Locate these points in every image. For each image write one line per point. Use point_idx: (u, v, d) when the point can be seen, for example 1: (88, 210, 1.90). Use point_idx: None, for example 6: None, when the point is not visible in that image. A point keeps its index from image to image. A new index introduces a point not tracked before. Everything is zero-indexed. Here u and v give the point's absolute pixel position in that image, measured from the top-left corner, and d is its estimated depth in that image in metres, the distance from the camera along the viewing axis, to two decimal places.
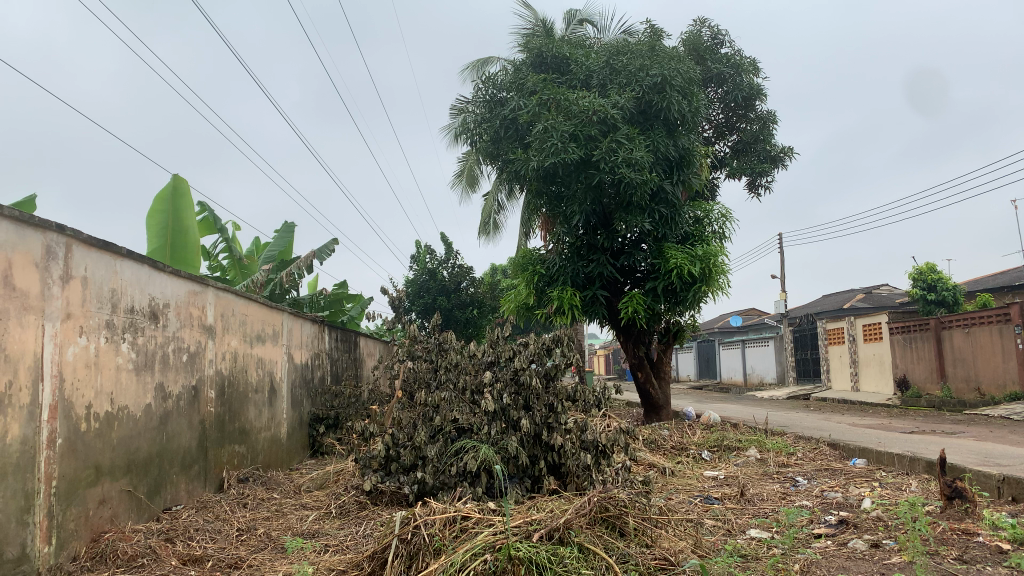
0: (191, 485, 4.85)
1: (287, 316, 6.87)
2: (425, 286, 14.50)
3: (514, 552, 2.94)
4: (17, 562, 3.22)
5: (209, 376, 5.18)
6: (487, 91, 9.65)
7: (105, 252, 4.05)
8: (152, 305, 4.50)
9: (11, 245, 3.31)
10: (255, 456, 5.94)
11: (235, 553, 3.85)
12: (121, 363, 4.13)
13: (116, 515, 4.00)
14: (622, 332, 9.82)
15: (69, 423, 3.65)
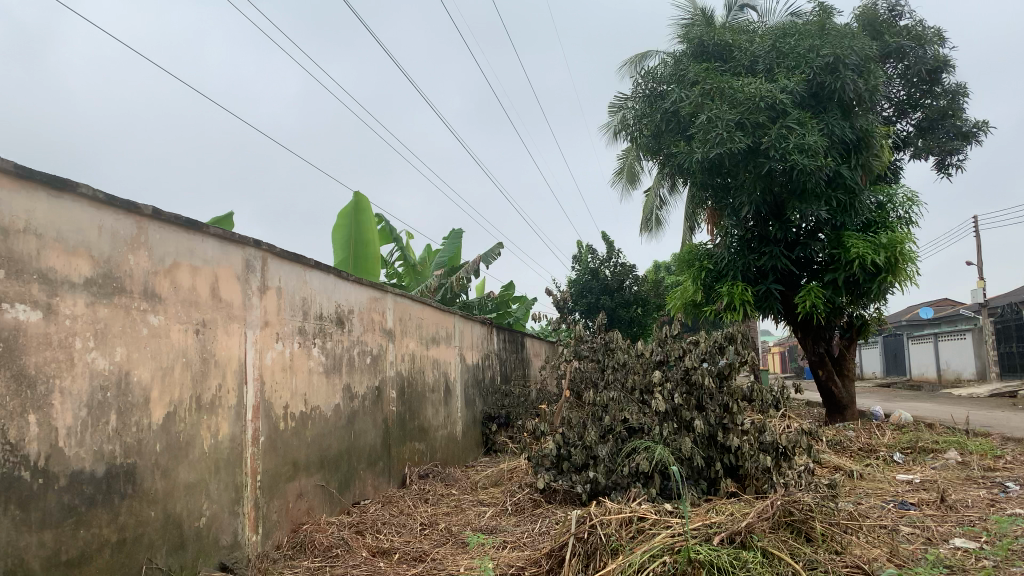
0: (377, 480, 5.12)
1: (458, 318, 7.11)
2: (587, 285, 14.52)
3: (693, 555, 2.87)
4: (231, 549, 3.57)
5: (390, 377, 5.46)
6: (647, 86, 9.52)
7: (295, 264, 4.36)
8: (337, 312, 4.81)
9: (216, 260, 3.66)
10: (434, 453, 6.20)
11: (420, 546, 4.03)
12: (312, 365, 4.43)
13: (312, 507, 4.30)
14: (800, 327, 9.36)
15: (270, 421, 3.97)
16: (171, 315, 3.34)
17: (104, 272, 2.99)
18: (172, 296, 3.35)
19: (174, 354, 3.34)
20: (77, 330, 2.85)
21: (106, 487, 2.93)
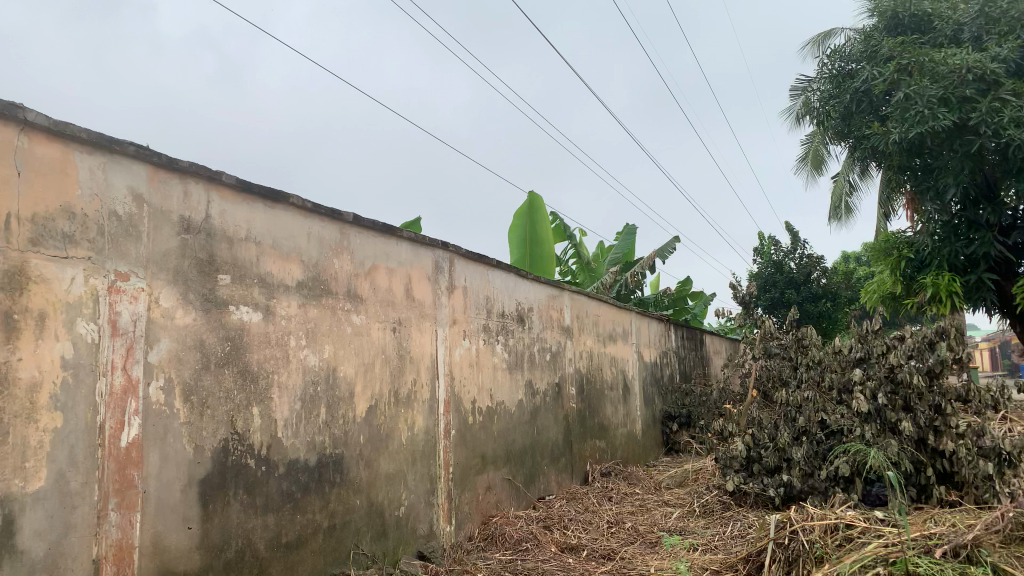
0: (560, 477, 5.17)
1: (635, 315, 7.04)
2: (771, 279, 13.95)
3: (912, 567, 2.68)
4: (427, 538, 3.76)
5: (570, 373, 5.49)
6: (835, 65, 8.92)
7: (479, 263, 4.48)
8: (519, 309, 4.90)
9: (408, 262, 3.88)
10: (615, 451, 6.17)
11: (607, 544, 4.01)
12: (497, 361, 4.55)
13: (500, 501, 4.41)
14: (1019, 318, 8.53)
15: (460, 415, 4.12)
16: (371, 314, 3.60)
17: (313, 275, 3.32)
18: (371, 296, 3.62)
19: (374, 351, 3.59)
20: (291, 330, 3.18)
21: (318, 475, 3.22)
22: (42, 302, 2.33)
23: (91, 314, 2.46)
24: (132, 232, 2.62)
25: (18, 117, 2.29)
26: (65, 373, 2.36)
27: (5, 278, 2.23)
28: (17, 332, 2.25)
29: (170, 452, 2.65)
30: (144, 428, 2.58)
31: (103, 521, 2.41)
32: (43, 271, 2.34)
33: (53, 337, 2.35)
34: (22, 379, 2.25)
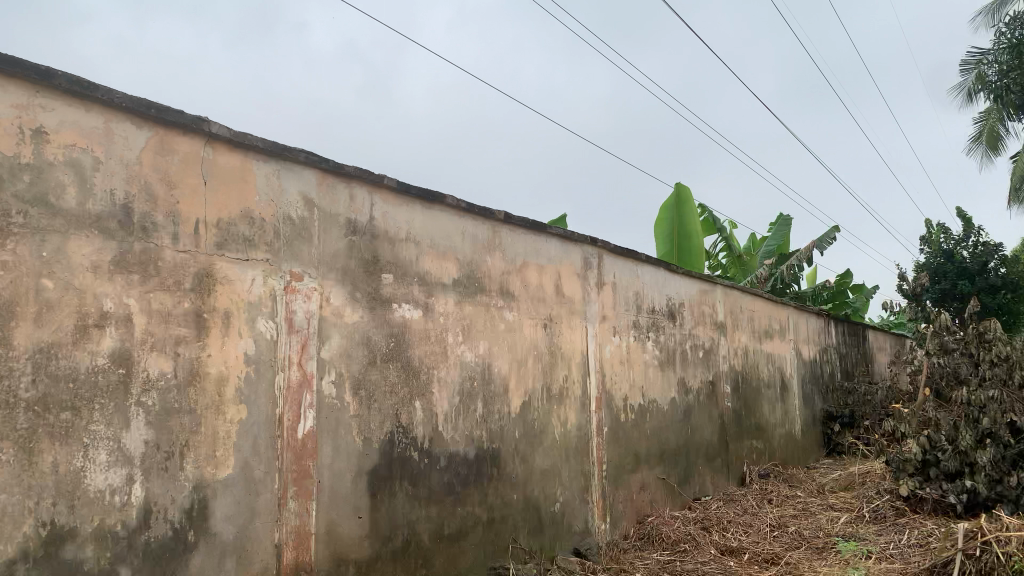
0: (716, 477, 5.02)
1: (792, 310, 6.72)
2: (940, 269, 12.97)
3: None
4: (583, 535, 3.75)
5: (724, 371, 5.32)
6: (1017, 32, 8.02)
7: (628, 259, 4.42)
8: (670, 305, 4.79)
9: (558, 259, 3.88)
10: (773, 452, 5.93)
11: (771, 548, 3.84)
12: (648, 358, 4.47)
13: (655, 500, 4.33)
14: None
15: (612, 413, 4.08)
16: (523, 310, 3.63)
17: (467, 273, 3.38)
18: (523, 293, 3.65)
19: (527, 348, 3.62)
20: (449, 326, 3.26)
21: (476, 469, 3.28)
22: (228, 302, 2.51)
23: (269, 313, 2.62)
24: (304, 234, 2.77)
25: (203, 130, 2.48)
26: (248, 368, 2.54)
27: (195, 281, 2.43)
28: (207, 330, 2.44)
29: (341, 444, 2.78)
30: (318, 420, 2.72)
31: (284, 508, 2.58)
32: (228, 273, 2.52)
33: (237, 334, 2.52)
34: (212, 373, 2.44)
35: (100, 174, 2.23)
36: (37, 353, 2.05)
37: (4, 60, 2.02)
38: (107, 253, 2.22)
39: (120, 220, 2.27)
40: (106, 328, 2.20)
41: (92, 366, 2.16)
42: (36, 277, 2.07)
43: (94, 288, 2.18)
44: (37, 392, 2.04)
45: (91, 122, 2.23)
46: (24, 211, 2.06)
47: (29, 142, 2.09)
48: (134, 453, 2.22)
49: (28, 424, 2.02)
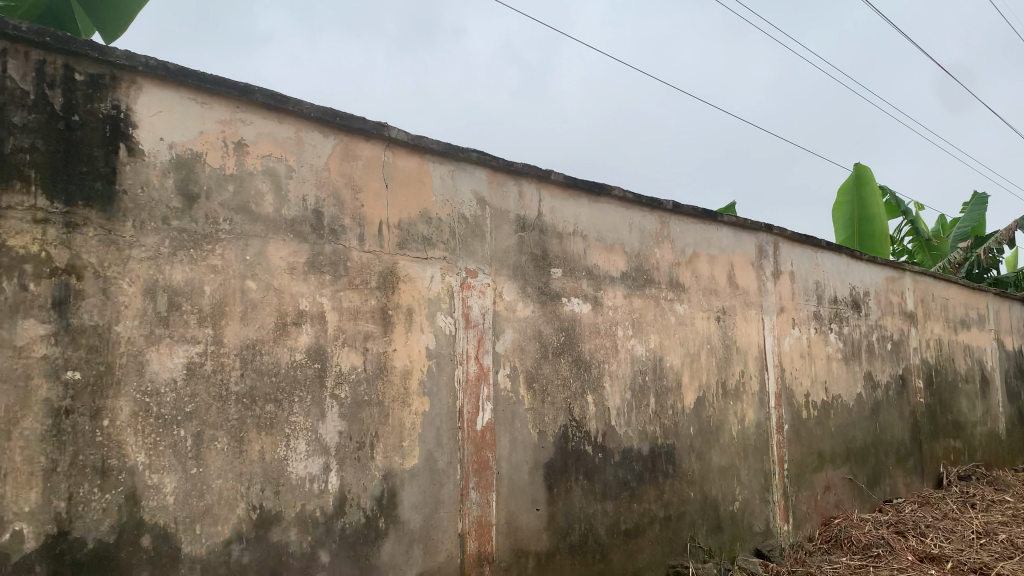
0: (909, 479, 4.67)
1: (993, 298, 6.13)
2: None
3: None
4: (764, 536, 3.61)
5: (916, 364, 4.93)
6: None
7: (807, 246, 4.19)
8: (853, 295, 4.49)
9: (730, 249, 3.74)
10: (973, 452, 5.44)
11: (978, 557, 3.51)
12: (831, 352, 4.22)
13: (841, 501, 4.09)
14: None
15: (793, 409, 3.89)
16: (696, 303, 3.53)
17: (637, 265, 3.33)
18: (695, 285, 3.55)
19: (701, 341, 3.52)
20: (620, 320, 3.22)
21: (652, 465, 3.22)
22: (409, 299, 2.60)
23: (448, 309, 2.69)
24: (477, 231, 2.83)
25: (383, 135, 2.58)
26: (429, 362, 2.62)
27: (380, 279, 2.54)
28: (391, 326, 2.54)
29: (518, 437, 2.81)
30: (496, 414, 2.77)
31: (466, 499, 2.64)
32: (409, 271, 2.61)
33: (418, 330, 2.61)
34: (397, 367, 2.53)
35: (293, 181, 2.38)
36: (244, 348, 2.21)
37: (210, 80, 2.19)
38: (301, 255, 2.36)
39: (312, 224, 2.40)
40: (303, 325, 2.34)
41: (291, 360, 2.30)
42: (242, 278, 2.23)
43: (291, 288, 2.33)
44: (246, 385, 2.20)
45: (285, 133, 2.37)
46: (230, 218, 2.23)
47: (233, 155, 2.26)
48: (330, 443, 2.35)
49: (239, 414, 2.18)
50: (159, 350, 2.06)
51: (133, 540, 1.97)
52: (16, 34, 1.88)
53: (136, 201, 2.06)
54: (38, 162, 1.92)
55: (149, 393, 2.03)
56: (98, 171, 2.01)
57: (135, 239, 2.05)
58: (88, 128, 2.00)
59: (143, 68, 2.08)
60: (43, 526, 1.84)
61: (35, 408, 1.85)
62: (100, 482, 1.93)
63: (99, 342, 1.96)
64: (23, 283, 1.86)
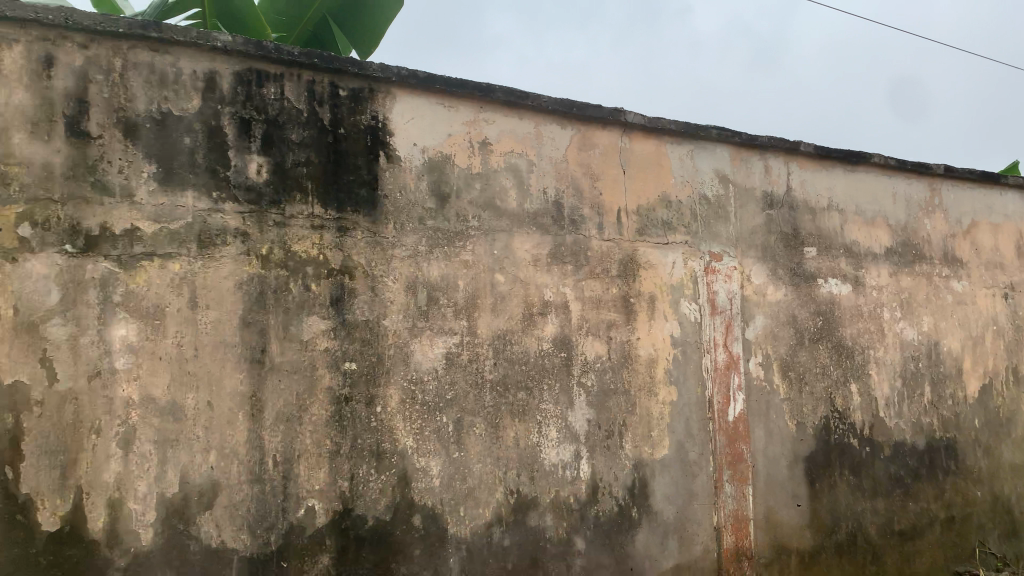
0: None
1: None
2: None
3: None
4: None
5: None
6: None
7: None
8: None
9: (1018, 214, 3.28)
10: None
11: None
12: None
13: None
14: None
15: None
16: (976, 279, 3.14)
17: (904, 239, 3.02)
18: (974, 259, 3.15)
19: (984, 322, 3.12)
20: (885, 301, 2.94)
21: (929, 460, 2.91)
22: (653, 286, 2.55)
23: (692, 295, 2.60)
24: (721, 213, 2.71)
25: (620, 121, 2.54)
26: (675, 350, 2.55)
27: (622, 267, 2.51)
28: (636, 313, 2.51)
29: (774, 428, 2.66)
30: (748, 403, 2.64)
31: (720, 491, 2.55)
32: (651, 258, 2.56)
33: (663, 317, 2.55)
34: (642, 356, 2.50)
35: (535, 174, 2.42)
36: (496, 339, 2.28)
37: (455, 84, 2.28)
38: (545, 246, 2.40)
39: (554, 215, 2.43)
40: (549, 315, 2.37)
41: (540, 350, 2.35)
42: (491, 272, 2.31)
43: (537, 279, 2.37)
44: (499, 373, 2.28)
45: (525, 128, 2.42)
46: (478, 215, 2.32)
47: (478, 153, 2.34)
48: (580, 431, 2.37)
49: (494, 402, 2.26)
50: (421, 342, 2.18)
51: (406, 519, 2.11)
52: (289, 59, 2.07)
53: (395, 204, 2.20)
54: (313, 173, 2.11)
55: (414, 382, 2.16)
56: (363, 178, 2.17)
57: (395, 239, 2.19)
58: (352, 139, 2.17)
59: (396, 78, 2.21)
60: (331, 503, 2.03)
61: (320, 397, 2.04)
62: (376, 464, 2.09)
63: (370, 336, 2.12)
64: (306, 283, 2.06)
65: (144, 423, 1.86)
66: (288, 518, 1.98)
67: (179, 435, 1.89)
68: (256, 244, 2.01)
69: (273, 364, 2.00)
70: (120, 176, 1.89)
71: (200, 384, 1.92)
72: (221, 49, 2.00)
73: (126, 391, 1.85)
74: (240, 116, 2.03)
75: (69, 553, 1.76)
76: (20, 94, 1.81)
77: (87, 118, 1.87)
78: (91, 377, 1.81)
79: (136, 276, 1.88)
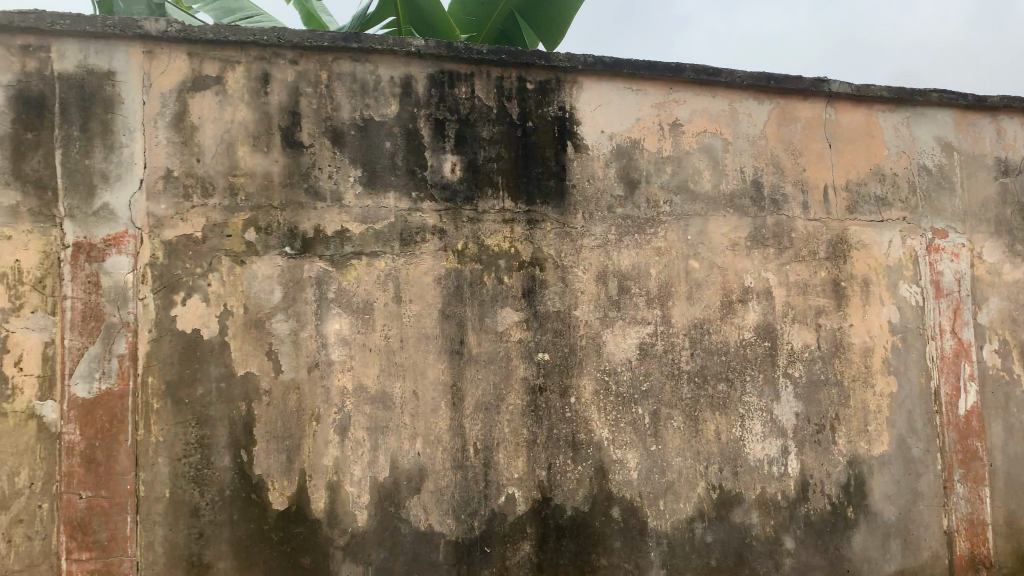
0: None
1: None
2: None
3: None
4: None
5: None
6: None
7: None
8: None
9: None
10: None
11: None
12: None
13: None
14: None
15: None
16: None
17: None
18: None
19: None
20: None
21: None
22: (867, 268, 2.35)
23: (913, 276, 2.37)
24: (945, 184, 2.45)
25: (824, 91, 2.36)
26: (894, 338, 2.34)
27: (830, 249, 2.33)
28: (847, 299, 2.32)
29: (1015, 424, 2.37)
30: (983, 396, 2.37)
31: (951, 492, 2.31)
32: (864, 237, 2.36)
33: (879, 302, 2.34)
34: (856, 345, 2.31)
35: (730, 154, 2.30)
36: (693, 328, 2.21)
37: (643, 67, 2.22)
38: (744, 229, 2.28)
39: (752, 196, 2.30)
40: (749, 302, 2.26)
41: (741, 339, 2.24)
42: (686, 259, 2.23)
43: (736, 265, 2.26)
44: (697, 364, 2.20)
45: (718, 106, 2.31)
46: (670, 200, 2.24)
47: (669, 136, 2.27)
48: (787, 425, 2.23)
49: (693, 394, 2.18)
50: (615, 333, 2.15)
51: (604, 511, 2.10)
52: (479, 57, 2.11)
53: (585, 193, 2.19)
54: (503, 168, 2.14)
55: (609, 373, 2.14)
56: (552, 169, 2.17)
57: (586, 229, 2.17)
58: (541, 131, 2.18)
59: (583, 66, 2.19)
60: (530, 492, 2.06)
61: (517, 387, 2.08)
62: (573, 455, 2.09)
63: (563, 327, 2.12)
64: (500, 276, 2.10)
65: (357, 411, 1.98)
66: (490, 505, 2.03)
67: (388, 423, 1.99)
68: (452, 239, 2.07)
69: (471, 355, 2.05)
70: (329, 181, 2.02)
71: (405, 375, 2.01)
72: (415, 54, 2.07)
73: (340, 381, 1.97)
74: (435, 117, 2.10)
75: (296, 530, 1.92)
76: (243, 112, 1.99)
77: (299, 129, 2.02)
78: (310, 369, 1.96)
79: (346, 275, 2.00)
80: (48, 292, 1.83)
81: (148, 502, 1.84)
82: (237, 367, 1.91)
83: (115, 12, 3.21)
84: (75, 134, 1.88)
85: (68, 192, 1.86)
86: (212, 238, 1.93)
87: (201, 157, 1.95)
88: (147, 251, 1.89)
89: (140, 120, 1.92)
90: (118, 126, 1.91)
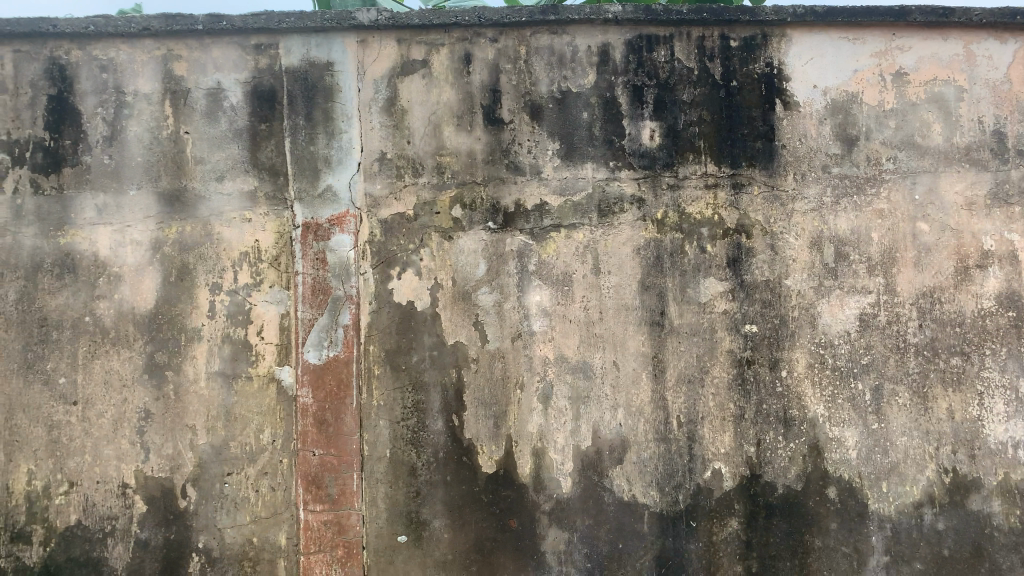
0: None
1: None
2: None
3: None
4: None
5: None
6: None
7: None
8: None
9: None
10: None
11: None
12: None
13: None
14: None
15: None
16: None
17: None
18: None
19: None
20: None
21: None
22: None
23: None
24: None
25: None
26: None
27: None
28: None
29: None
30: None
31: None
32: None
33: None
34: None
35: (966, 103, 2.07)
36: (922, 297, 2.01)
37: (861, 13, 2.04)
38: (983, 186, 2.04)
39: (993, 148, 2.05)
40: (990, 268, 2.02)
41: (979, 309, 2.01)
42: (913, 221, 2.03)
43: (974, 226, 2.03)
44: (925, 337, 2.01)
45: (951, 50, 2.08)
46: (893, 157, 2.05)
47: (892, 87, 2.07)
48: None
49: (921, 369, 2.00)
50: (831, 302, 2.02)
51: (819, 491, 1.99)
52: (679, 18, 2.04)
53: (795, 154, 2.05)
54: (706, 132, 2.06)
55: (824, 346, 2.01)
56: (758, 130, 2.06)
57: (796, 192, 2.04)
58: (747, 91, 2.07)
59: (792, 18, 2.04)
60: (738, 468, 1.99)
61: (723, 360, 2.01)
62: (783, 431, 2.00)
63: (772, 297, 2.02)
64: (702, 245, 2.03)
65: (560, 380, 2.01)
66: (695, 479, 1.99)
67: (590, 393, 2.00)
68: (651, 209, 2.03)
69: (673, 326, 2.01)
70: (529, 156, 2.05)
71: (607, 345, 2.01)
72: (612, 20, 2.04)
73: (543, 351, 2.01)
74: (633, 84, 2.06)
75: (504, 493, 1.99)
76: (447, 92, 2.06)
77: (500, 106, 2.06)
78: (514, 339, 2.01)
79: (547, 247, 2.03)
80: (283, 269, 2.01)
81: (371, 461, 1.99)
82: (447, 337, 2.00)
83: (331, 7, 3.45)
84: (301, 123, 2.04)
85: (296, 177, 2.03)
86: (421, 215, 2.03)
87: (411, 138, 2.05)
88: (366, 229, 2.02)
89: (356, 106, 2.05)
90: (337, 113, 2.05)
